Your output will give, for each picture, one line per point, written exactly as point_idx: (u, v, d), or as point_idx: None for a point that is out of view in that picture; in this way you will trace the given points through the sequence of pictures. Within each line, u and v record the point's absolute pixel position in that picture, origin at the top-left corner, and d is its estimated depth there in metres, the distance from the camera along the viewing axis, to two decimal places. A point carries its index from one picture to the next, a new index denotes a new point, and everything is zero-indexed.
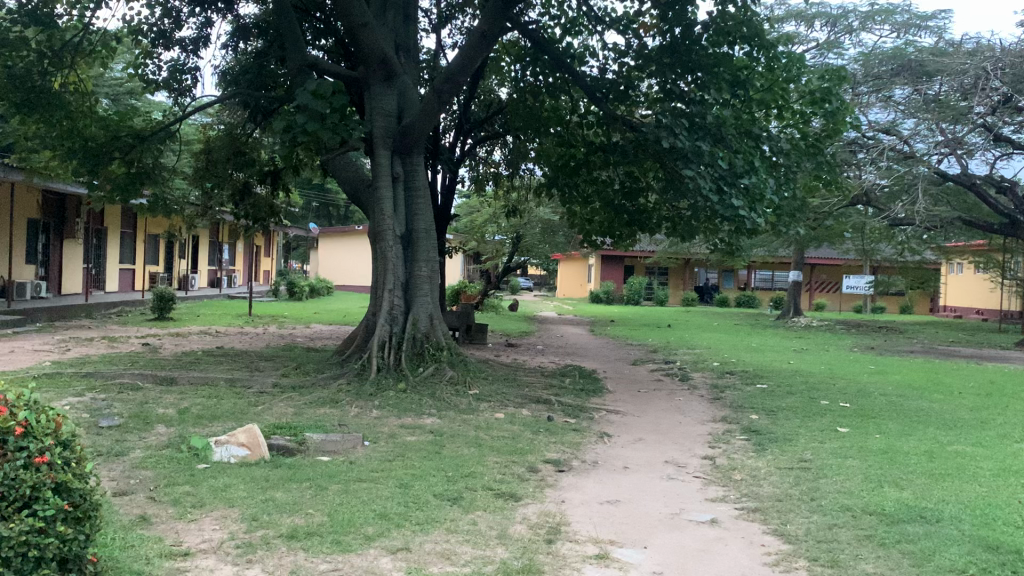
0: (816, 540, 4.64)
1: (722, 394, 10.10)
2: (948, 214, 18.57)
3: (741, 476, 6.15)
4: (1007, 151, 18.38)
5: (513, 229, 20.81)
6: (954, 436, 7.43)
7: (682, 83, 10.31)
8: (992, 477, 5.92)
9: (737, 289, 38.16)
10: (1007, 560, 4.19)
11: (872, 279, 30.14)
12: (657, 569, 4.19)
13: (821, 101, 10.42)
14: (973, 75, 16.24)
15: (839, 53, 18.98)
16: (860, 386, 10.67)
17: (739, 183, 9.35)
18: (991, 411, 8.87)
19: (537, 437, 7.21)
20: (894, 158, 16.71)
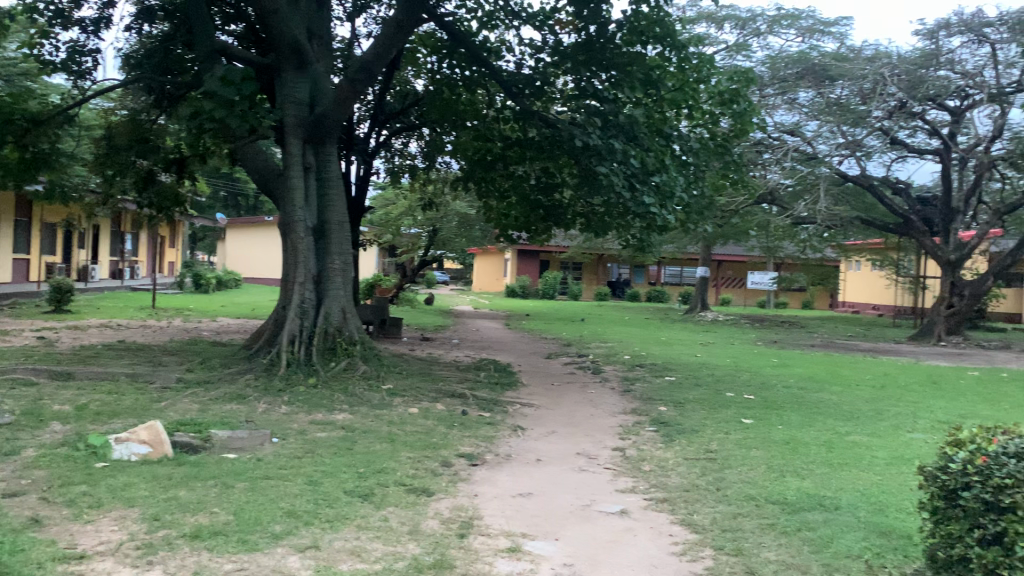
0: (721, 530, 4.76)
1: (633, 386, 10.30)
2: (846, 214, 19.36)
3: (650, 467, 6.27)
4: (902, 154, 19.35)
5: (429, 223, 20.69)
6: (850, 426, 7.75)
7: (596, 80, 10.42)
8: (885, 465, 6.20)
9: (648, 285, 38.99)
10: (900, 546, 4.39)
11: (775, 276, 31.19)
12: (568, 561, 4.22)
13: (730, 102, 10.66)
14: (872, 80, 16.99)
15: (747, 56, 19.55)
16: (764, 379, 11.04)
17: (651, 181, 9.56)
18: (886, 402, 9.28)
19: (450, 431, 7.19)
20: (797, 159, 17.39)
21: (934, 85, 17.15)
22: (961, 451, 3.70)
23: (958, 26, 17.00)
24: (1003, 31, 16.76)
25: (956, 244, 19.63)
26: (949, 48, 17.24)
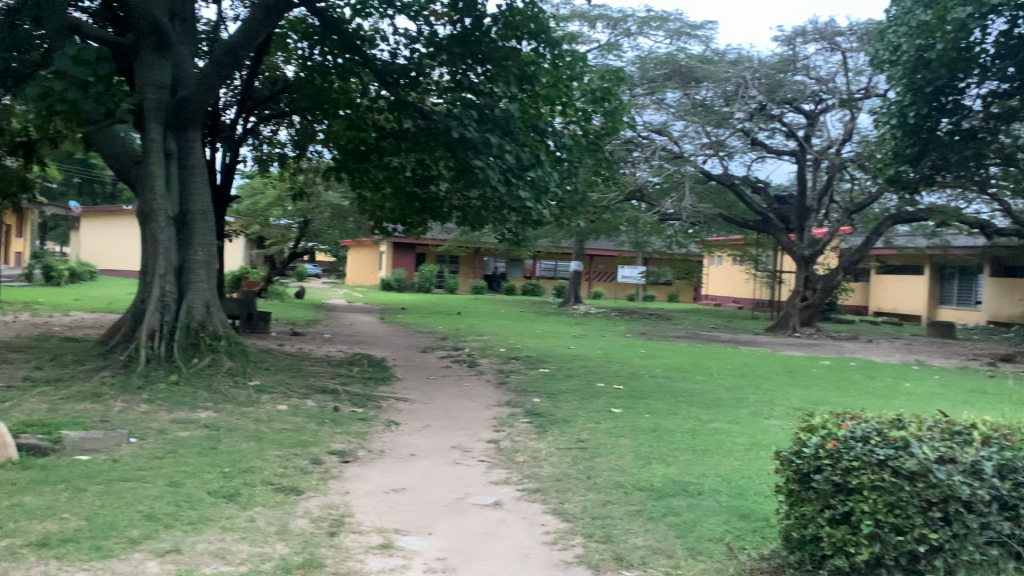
0: (591, 517, 4.86)
1: (507, 378, 10.40)
2: (710, 211, 20.15)
3: (523, 458, 6.32)
4: (761, 154, 20.29)
5: (301, 213, 20.24)
6: (713, 414, 8.08)
7: (472, 74, 10.34)
8: (744, 450, 6.50)
9: (524, 278, 39.47)
10: (757, 528, 4.60)
11: (644, 270, 32.18)
12: (440, 555, 4.20)
13: (601, 101, 11.07)
14: (734, 83, 17.78)
15: (618, 56, 20.00)
16: (632, 369, 11.36)
17: (525, 176, 9.67)
18: (746, 391, 9.74)
19: (321, 428, 7.02)
20: (664, 158, 18.08)
21: (790, 89, 18.26)
22: (813, 436, 3.92)
23: (813, 34, 17.95)
24: (853, 41, 17.86)
25: (809, 240, 20.74)
26: (805, 54, 18.20)
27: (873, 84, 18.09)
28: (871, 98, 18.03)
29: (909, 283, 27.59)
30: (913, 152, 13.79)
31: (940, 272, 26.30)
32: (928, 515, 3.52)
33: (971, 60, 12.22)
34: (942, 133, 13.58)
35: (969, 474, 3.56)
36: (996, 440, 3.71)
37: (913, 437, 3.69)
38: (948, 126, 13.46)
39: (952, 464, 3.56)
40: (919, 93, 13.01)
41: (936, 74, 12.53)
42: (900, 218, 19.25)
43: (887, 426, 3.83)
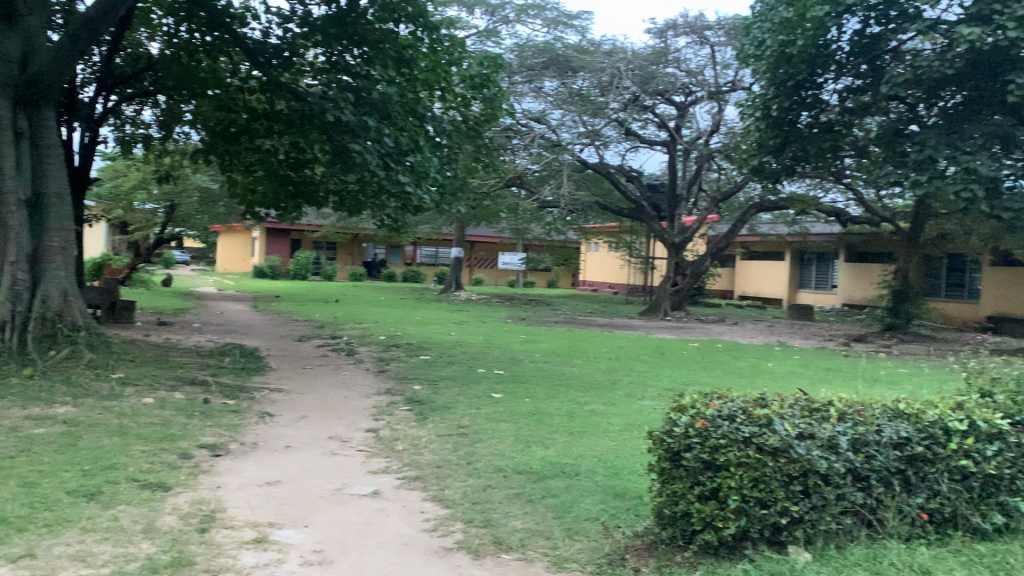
0: (471, 503, 4.87)
1: (387, 366, 10.31)
2: (587, 199, 20.52)
3: (403, 446, 6.27)
4: (634, 144, 20.81)
5: (167, 198, 19.32)
6: (589, 396, 8.26)
7: (348, 55, 10.14)
8: (619, 431, 6.67)
9: (403, 265, 39.13)
10: (631, 505, 4.73)
11: (523, 257, 32.52)
12: (317, 547, 4.12)
13: (480, 88, 10.92)
14: (609, 74, 18.11)
15: (496, 42, 20.02)
16: (512, 354, 11.46)
17: (405, 161, 9.61)
18: (622, 373, 10.00)
19: (190, 421, 6.75)
20: (542, 146, 18.25)
21: (663, 81, 18.71)
22: (682, 416, 3.99)
23: (683, 27, 18.48)
24: (720, 35, 18.53)
25: (679, 227, 21.50)
26: (676, 47, 18.75)
27: (739, 77, 18.84)
28: (737, 91, 18.80)
29: (772, 269, 28.98)
30: (776, 143, 14.48)
31: (799, 258, 27.74)
32: (790, 488, 3.79)
33: (829, 56, 12.92)
34: (802, 126, 14.28)
35: (827, 448, 3.86)
36: (850, 415, 4.05)
37: (776, 415, 3.94)
38: (808, 119, 14.23)
39: (812, 439, 3.85)
40: (782, 87, 13.61)
41: (797, 69, 13.17)
42: (764, 207, 20.16)
43: (752, 405, 4.04)
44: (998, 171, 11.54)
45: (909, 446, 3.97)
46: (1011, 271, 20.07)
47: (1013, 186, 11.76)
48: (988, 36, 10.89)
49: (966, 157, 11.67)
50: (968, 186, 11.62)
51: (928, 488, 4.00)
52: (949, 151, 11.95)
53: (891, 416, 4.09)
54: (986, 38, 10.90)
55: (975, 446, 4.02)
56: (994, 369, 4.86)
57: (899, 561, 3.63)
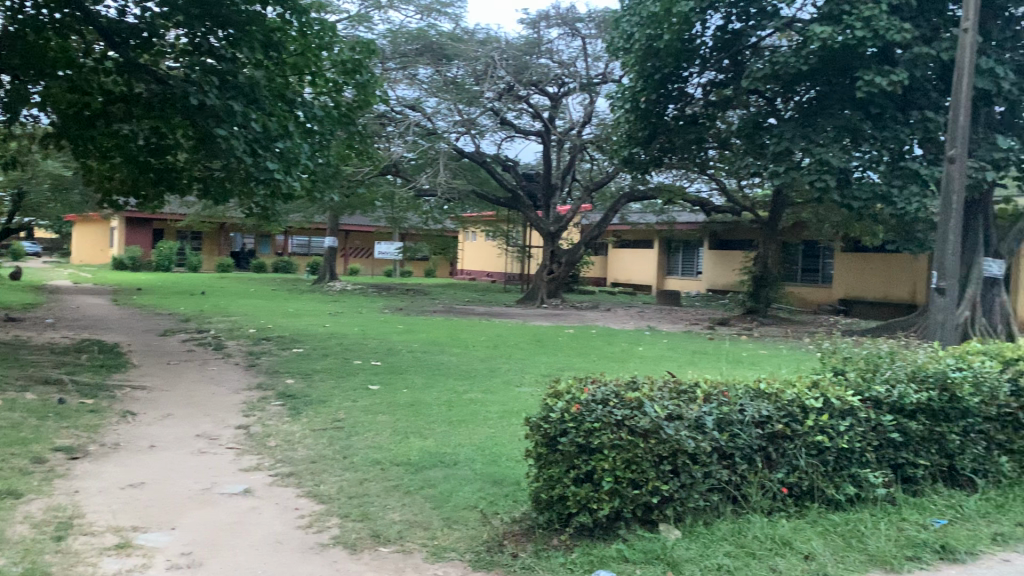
0: (347, 497, 4.79)
1: (257, 360, 10.00)
2: (464, 187, 20.52)
3: (275, 443, 6.09)
4: (510, 134, 20.93)
5: (15, 185, 17.99)
6: (467, 385, 8.28)
7: (212, 38, 9.39)
8: (498, 418, 6.72)
9: (274, 255, 38.06)
10: (509, 492, 4.78)
11: (399, 246, 32.29)
12: (185, 550, 3.96)
13: (352, 73, 10.86)
14: (484, 62, 18.17)
15: (369, 28, 19.68)
16: (389, 345, 11.33)
17: (273, 147, 9.40)
18: (500, 361, 10.07)
19: (43, 423, 6.34)
20: (417, 134, 18.08)
21: (536, 71, 18.91)
22: (558, 402, 4.03)
23: (555, 18, 18.72)
24: (591, 28, 18.84)
25: (555, 216, 21.88)
26: (548, 38, 18.97)
27: (609, 70, 19.25)
28: (608, 83, 19.22)
29: (642, 257, 29.89)
30: (644, 135, 14.90)
31: (667, 246, 28.72)
32: (660, 468, 3.92)
33: (693, 51, 13.43)
34: (669, 118, 14.86)
35: (694, 429, 4.02)
36: (715, 396, 4.22)
37: (646, 398, 4.07)
38: (674, 112, 14.79)
39: (680, 420, 4.00)
40: (649, 80, 13.99)
41: (664, 63, 13.55)
42: (634, 197, 20.73)
43: (623, 389, 4.16)
44: (847, 162, 12.26)
45: (770, 425, 4.19)
46: (859, 257, 21.43)
47: (861, 176, 12.44)
48: (837, 35, 11.48)
49: (819, 149, 12.32)
50: (822, 177, 12.28)
51: (788, 463, 4.24)
52: (804, 143, 12.58)
53: (752, 395, 4.29)
54: (837, 37, 11.47)
55: (829, 422, 4.29)
56: (845, 348, 5.16)
57: (762, 534, 3.89)
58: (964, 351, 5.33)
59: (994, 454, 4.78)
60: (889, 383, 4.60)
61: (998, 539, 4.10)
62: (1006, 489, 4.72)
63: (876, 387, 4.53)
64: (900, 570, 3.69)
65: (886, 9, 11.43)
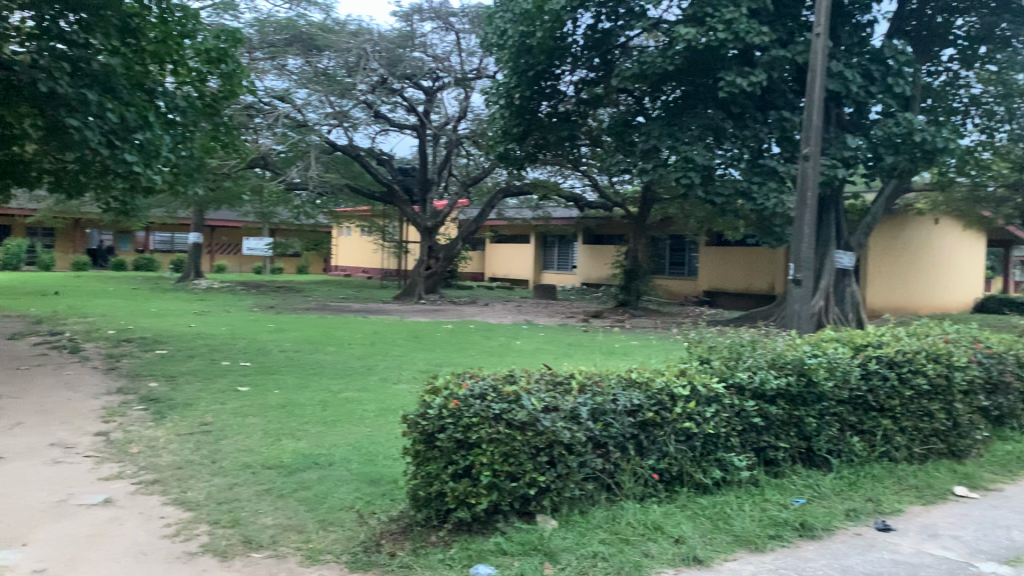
0: (216, 503, 4.60)
1: (118, 363, 9.48)
2: (337, 181, 20.12)
3: (138, 449, 5.79)
4: (384, 127, 20.68)
5: None
6: (342, 383, 8.12)
7: (62, 22, 8.86)
8: (374, 417, 6.62)
9: (135, 252, 36.20)
10: (386, 490, 4.73)
11: (270, 242, 31.36)
12: (39, 567, 3.71)
13: (217, 62, 10.40)
14: (356, 54, 17.92)
15: (234, 16, 18.99)
16: (260, 344, 10.98)
17: (132, 139, 8.94)
18: (375, 358, 9.94)
19: None
20: (288, 126, 17.55)
21: (410, 65, 18.79)
22: (436, 398, 3.99)
23: (429, 12, 18.60)
24: (465, 22, 18.81)
25: (431, 211, 21.77)
26: (422, 32, 18.81)
27: (483, 65, 19.30)
28: (482, 78, 19.29)
29: (518, 251, 30.19)
30: (519, 131, 15.03)
31: (543, 240, 29.11)
32: (536, 460, 3.97)
33: (565, 49, 13.63)
34: (542, 115, 15.07)
35: (569, 419, 4.09)
36: (590, 387, 4.30)
37: (523, 391, 4.10)
38: (547, 108, 15.01)
39: (556, 412, 4.06)
40: (523, 76, 14.10)
41: (537, 60, 13.68)
42: (510, 192, 20.92)
43: (501, 382, 4.18)
44: (711, 160, 12.77)
45: (641, 413, 4.31)
46: (722, 251, 22.36)
47: (724, 173, 12.97)
48: (701, 37, 11.90)
49: (685, 147, 12.77)
50: (687, 174, 12.74)
51: (658, 450, 4.37)
52: (671, 141, 12.99)
53: (625, 385, 4.40)
54: (701, 39, 11.89)
55: (696, 409, 4.45)
56: (710, 338, 5.35)
57: (635, 519, 4.02)
58: (820, 339, 5.64)
59: (847, 435, 5.08)
60: (751, 370, 4.81)
61: (851, 514, 4.38)
62: (857, 467, 5.04)
63: (739, 373, 4.72)
64: (763, 549, 3.89)
65: (745, 13, 11.92)
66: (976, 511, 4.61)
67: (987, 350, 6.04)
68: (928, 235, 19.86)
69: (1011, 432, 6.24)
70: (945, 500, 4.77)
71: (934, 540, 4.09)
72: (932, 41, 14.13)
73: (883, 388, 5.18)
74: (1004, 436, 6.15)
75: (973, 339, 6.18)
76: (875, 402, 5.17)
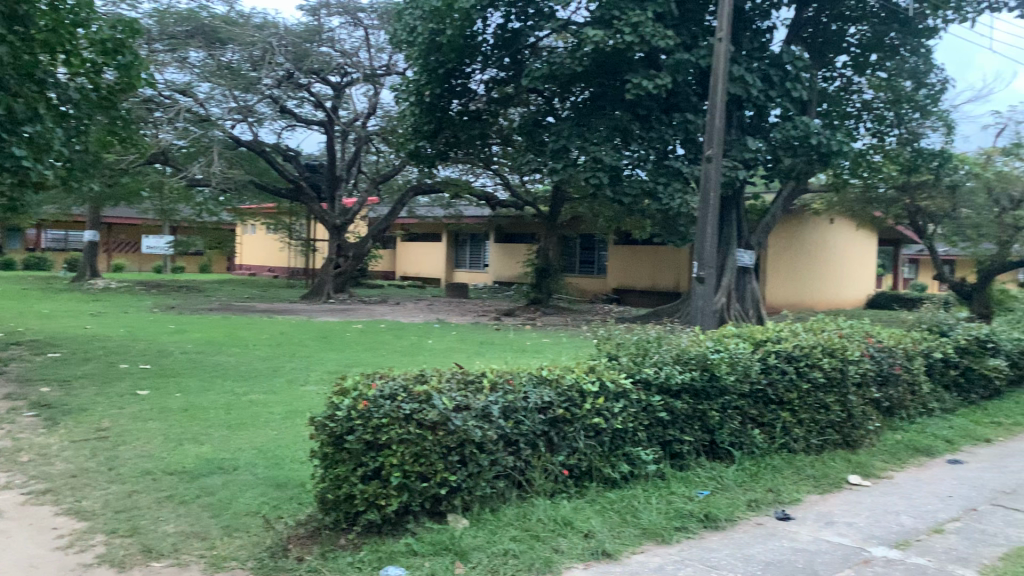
0: (114, 512, 4.42)
1: (6, 367, 8.99)
2: (242, 178, 19.59)
3: (28, 458, 5.51)
4: (290, 123, 20.25)
5: None
6: (247, 386, 7.91)
7: None
8: (280, 419, 6.49)
9: (25, 251, 34.49)
10: (294, 494, 4.64)
11: (171, 240, 30.31)
12: None
13: (112, 53, 9.92)
14: (260, 48, 17.42)
15: (132, 6, 18.32)
16: (160, 346, 10.60)
17: (20, 131, 8.56)
18: (282, 359, 9.73)
19: None
20: (189, 120, 17.11)
21: (317, 60, 18.39)
22: (345, 399, 3.93)
23: (336, 7, 18.29)
24: (373, 18, 18.57)
25: (340, 209, 21.43)
26: (329, 27, 18.42)
27: (393, 62, 19.12)
28: (392, 75, 19.12)
29: (429, 250, 30.06)
30: (429, 129, 14.97)
31: (454, 239, 29.05)
32: (448, 459, 3.96)
33: (475, 47, 13.64)
34: (453, 113, 15.04)
35: (480, 417, 4.10)
36: (501, 385, 4.32)
37: (434, 390, 4.08)
38: (458, 107, 15.00)
39: (467, 410, 4.07)
40: (433, 74, 14.02)
41: (447, 58, 13.63)
42: (421, 189, 20.79)
43: (411, 382, 4.15)
44: (618, 160, 12.99)
45: (552, 410, 4.35)
46: (630, 249, 22.79)
47: (632, 173, 13.20)
48: (608, 39, 12.08)
49: (593, 148, 12.95)
50: (595, 174, 12.91)
51: (568, 446, 4.42)
52: (580, 141, 13.16)
53: (535, 382, 4.44)
54: (608, 41, 12.08)
55: (605, 405, 4.52)
56: (618, 334, 5.44)
57: (544, 516, 4.06)
58: (721, 335, 5.81)
59: (748, 428, 5.25)
60: (657, 365, 4.92)
61: (753, 505, 4.53)
62: (758, 458, 5.21)
63: (646, 369, 4.82)
64: (669, 541, 3.98)
65: (651, 17, 12.15)
66: (868, 498, 4.83)
67: (877, 345, 6.34)
68: (821, 233, 20.71)
69: (901, 422, 6.54)
70: (840, 489, 4.99)
71: (830, 528, 4.26)
72: (827, 47, 14.74)
73: (781, 382, 5.37)
74: (895, 426, 6.45)
75: (865, 333, 6.47)
76: (775, 395, 5.36)
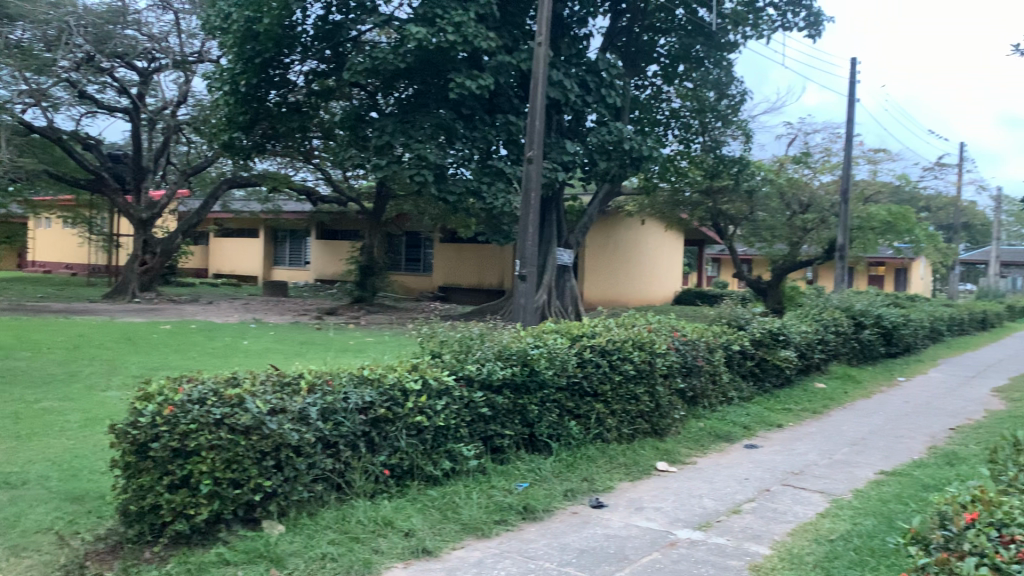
0: None
1: None
2: (35, 167, 18.03)
3: None
4: (90, 109, 18.86)
5: None
6: (38, 393, 7.28)
7: None
8: (77, 429, 6.02)
9: None
10: (91, 508, 4.33)
11: None
12: None
13: None
14: (55, 27, 16.07)
15: None
16: None
17: None
18: (81, 363, 9.05)
19: None
20: None
21: (121, 43, 17.12)
22: (149, 404, 3.70)
23: None
24: (184, 2, 17.61)
25: (147, 202, 20.17)
26: (135, 9, 17.22)
27: (206, 49, 18.24)
28: (204, 63, 18.23)
29: (246, 246, 28.93)
30: (245, 119, 14.38)
31: (274, 235, 28.10)
32: (263, 464, 3.83)
33: (294, 38, 13.26)
34: (270, 104, 14.55)
35: (297, 420, 3.99)
36: (319, 386, 4.23)
37: (247, 393, 3.93)
38: (276, 98, 14.54)
39: (283, 413, 3.95)
40: (249, 63, 13.42)
41: (264, 47, 13.12)
42: (236, 183, 19.91)
43: (222, 386, 3.97)
44: (443, 159, 13.04)
45: (373, 409, 4.30)
46: (455, 248, 22.95)
47: (455, 172, 13.26)
48: (431, 37, 12.05)
49: (417, 145, 12.94)
50: (420, 171, 12.87)
51: (389, 445, 4.40)
52: (404, 139, 13.11)
53: (356, 382, 4.37)
54: (430, 39, 12.04)
55: (427, 403, 4.53)
56: (441, 331, 5.44)
57: (364, 517, 4.01)
58: (540, 330, 5.97)
59: (565, 420, 5.42)
60: (479, 362, 4.98)
61: (569, 494, 4.70)
62: (574, 449, 5.39)
63: (468, 366, 4.87)
64: (489, 534, 4.05)
65: (473, 17, 12.27)
66: (674, 483, 5.14)
67: (682, 338, 6.73)
68: (634, 232, 21.68)
69: (703, 410, 6.98)
70: (649, 475, 5.27)
71: (640, 513, 4.48)
72: (639, 56, 15.38)
73: (595, 374, 5.60)
74: (698, 415, 6.87)
75: (672, 328, 6.85)
76: (590, 387, 5.58)
